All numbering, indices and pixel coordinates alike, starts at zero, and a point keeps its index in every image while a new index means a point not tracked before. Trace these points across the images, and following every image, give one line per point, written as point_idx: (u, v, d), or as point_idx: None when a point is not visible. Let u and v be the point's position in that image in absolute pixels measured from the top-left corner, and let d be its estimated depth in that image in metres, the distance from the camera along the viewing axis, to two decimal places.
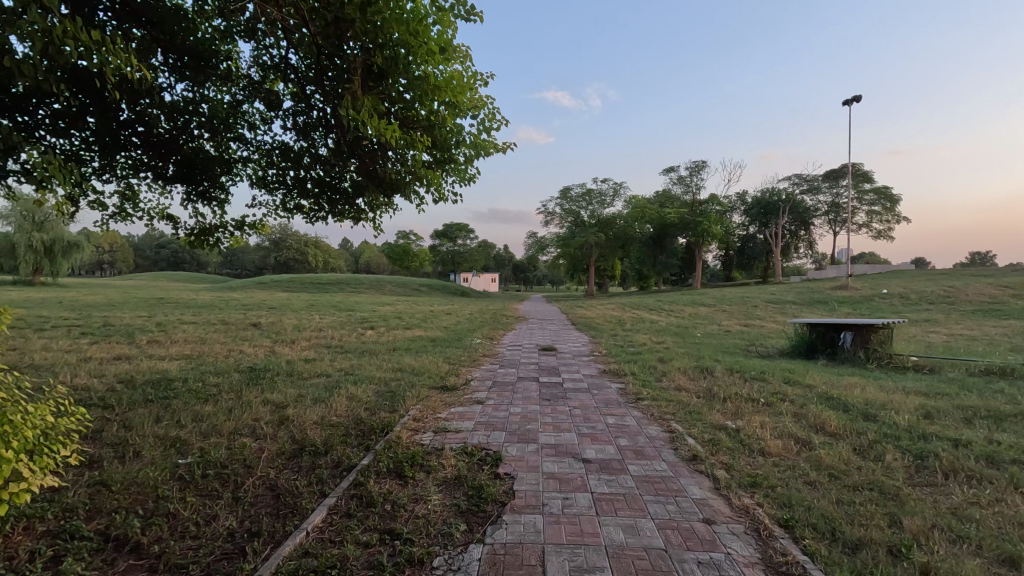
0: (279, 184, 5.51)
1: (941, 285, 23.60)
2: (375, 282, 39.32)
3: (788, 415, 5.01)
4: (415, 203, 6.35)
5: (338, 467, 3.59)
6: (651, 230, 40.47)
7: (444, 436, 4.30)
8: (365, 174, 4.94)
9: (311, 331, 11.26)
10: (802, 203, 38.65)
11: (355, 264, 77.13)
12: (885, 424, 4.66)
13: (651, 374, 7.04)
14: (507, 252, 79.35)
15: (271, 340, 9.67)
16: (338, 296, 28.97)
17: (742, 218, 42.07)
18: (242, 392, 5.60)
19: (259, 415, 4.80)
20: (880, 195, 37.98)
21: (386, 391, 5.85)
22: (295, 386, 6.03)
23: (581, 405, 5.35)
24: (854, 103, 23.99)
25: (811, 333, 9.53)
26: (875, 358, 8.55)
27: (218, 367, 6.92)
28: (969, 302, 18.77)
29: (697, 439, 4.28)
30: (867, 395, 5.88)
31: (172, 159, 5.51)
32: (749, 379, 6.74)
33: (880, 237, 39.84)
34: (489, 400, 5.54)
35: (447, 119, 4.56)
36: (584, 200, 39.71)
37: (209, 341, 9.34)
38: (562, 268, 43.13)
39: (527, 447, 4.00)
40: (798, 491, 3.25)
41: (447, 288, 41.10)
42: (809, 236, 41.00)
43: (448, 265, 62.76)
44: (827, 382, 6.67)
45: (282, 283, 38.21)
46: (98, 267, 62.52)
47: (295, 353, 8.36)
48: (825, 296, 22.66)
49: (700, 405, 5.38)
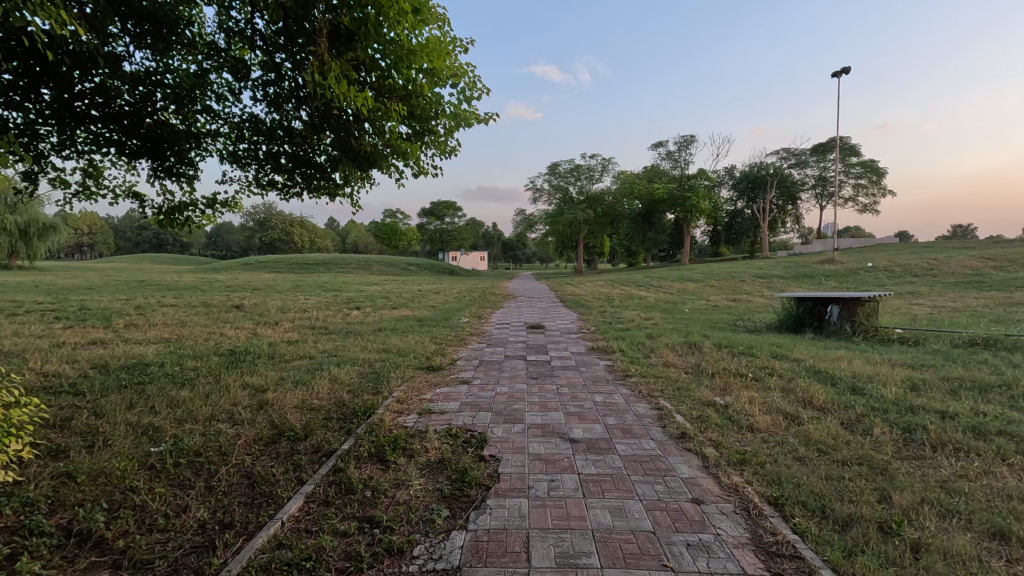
0: (251, 159, 5.24)
1: (924, 258, 23.91)
2: (362, 261, 38.86)
3: (777, 390, 4.98)
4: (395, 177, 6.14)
5: (318, 452, 3.48)
6: (639, 207, 40.33)
7: (429, 417, 4.20)
8: (342, 148, 4.70)
9: (295, 312, 11.05)
10: (790, 178, 38.63)
11: (342, 243, 76.23)
12: (873, 397, 4.65)
13: (639, 350, 6.98)
14: (496, 230, 78.92)
15: (254, 322, 9.47)
16: (324, 275, 28.58)
17: (730, 193, 42.02)
18: (220, 376, 5.43)
19: (237, 399, 4.65)
20: (867, 168, 38.08)
21: (370, 372, 5.72)
22: (276, 368, 5.88)
23: (568, 383, 5.27)
24: (843, 74, 23.65)
25: (799, 307, 9.53)
26: (861, 331, 8.58)
27: (198, 351, 6.73)
28: (952, 275, 18.99)
29: (686, 416, 4.23)
30: (854, 368, 5.88)
31: (135, 133, 5.21)
32: (737, 354, 6.72)
33: (866, 210, 40.09)
34: (475, 380, 5.44)
35: (425, 87, 4.36)
36: (572, 176, 39.33)
37: (189, 324, 9.11)
38: (551, 245, 43.02)
39: (513, 427, 3.91)
40: (788, 468, 3.20)
41: (436, 267, 40.85)
42: (797, 211, 41.14)
43: (437, 243, 62.21)
44: (814, 356, 6.66)
45: (267, 264, 37.66)
46: (77, 249, 61.00)
47: (278, 334, 8.19)
48: (811, 270, 22.78)
49: (689, 381, 5.32)
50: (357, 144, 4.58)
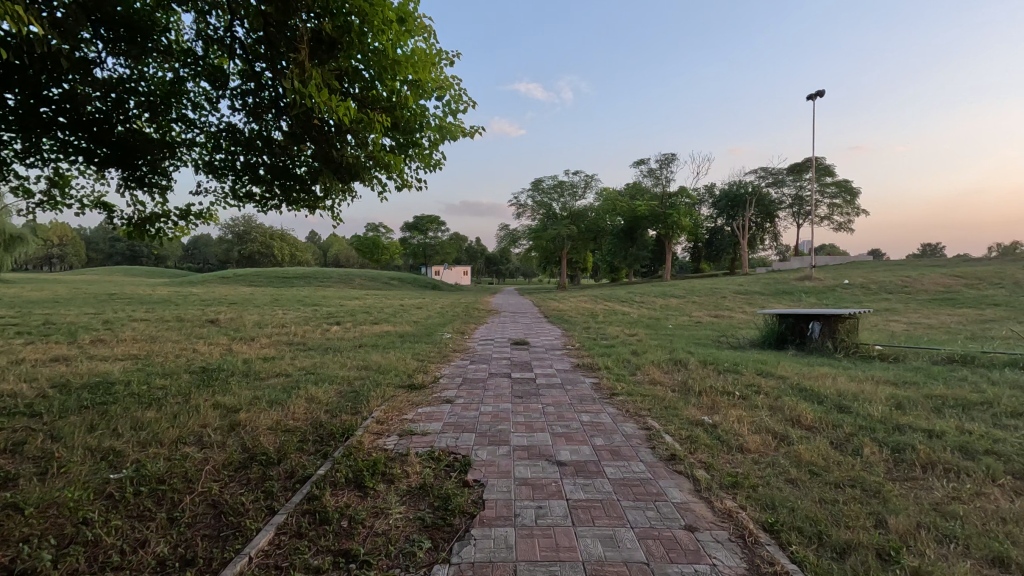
0: (228, 169, 5.07)
1: (898, 275, 24.51)
2: (343, 276, 38.32)
3: (765, 408, 4.93)
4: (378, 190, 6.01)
5: (291, 478, 3.28)
6: (622, 223, 40.71)
7: (410, 439, 4.03)
8: (324, 160, 4.58)
9: (272, 327, 10.73)
10: (768, 196, 39.49)
11: (323, 257, 75.29)
12: (860, 416, 4.62)
13: (625, 367, 6.90)
14: (480, 245, 78.93)
15: (228, 337, 9.14)
16: (304, 289, 28.09)
17: (710, 211, 42.75)
18: (190, 395, 5.18)
19: (207, 421, 4.42)
20: (842, 188, 39.18)
21: (349, 391, 5.52)
22: (250, 387, 5.63)
23: (554, 402, 5.14)
24: (818, 97, 24.34)
25: (781, 324, 9.60)
26: (842, 348, 8.64)
27: (167, 368, 6.43)
28: (924, 292, 19.46)
29: (675, 436, 4.13)
30: (838, 385, 5.88)
31: (106, 142, 5.00)
32: (723, 372, 6.67)
33: (841, 229, 41.15)
34: (458, 398, 5.28)
35: (410, 99, 4.29)
36: (555, 192, 39.60)
37: (159, 339, 8.75)
38: (534, 260, 43.09)
39: (498, 450, 3.76)
40: (781, 491, 3.12)
41: (418, 281, 40.51)
42: (774, 228, 42.01)
43: (419, 257, 61.86)
44: (799, 373, 6.66)
45: (245, 278, 36.86)
46: (46, 262, 59.05)
47: (254, 350, 7.91)
48: (790, 287, 23.13)
49: (676, 400, 5.24)
50: (339, 156, 4.45)
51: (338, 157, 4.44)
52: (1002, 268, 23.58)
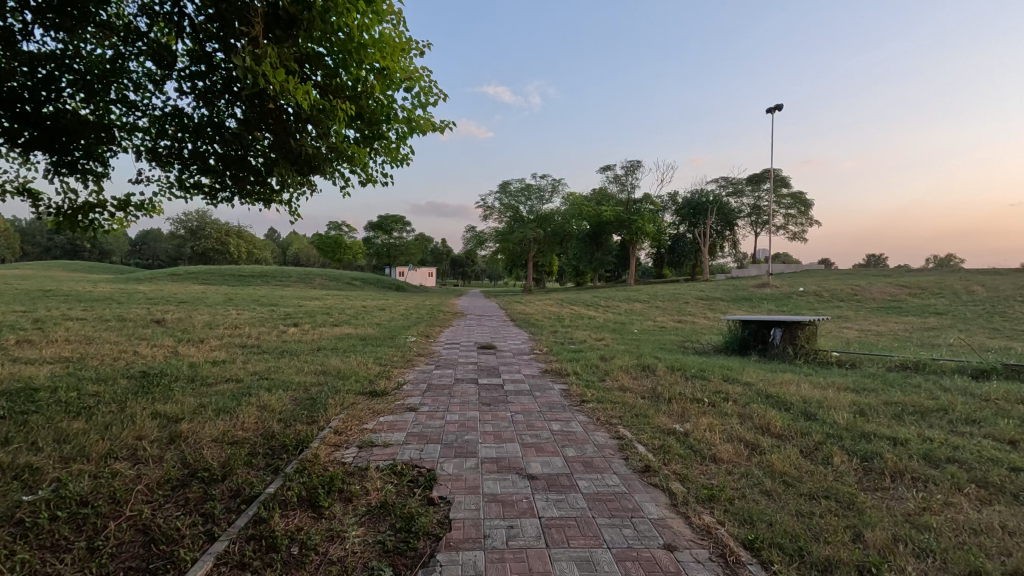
0: (173, 158, 4.67)
1: (848, 283, 25.66)
2: (303, 275, 37.09)
3: (734, 416, 4.90)
4: (341, 185, 5.69)
5: (236, 498, 2.97)
6: (588, 228, 41.09)
7: (370, 452, 3.76)
8: (283, 152, 4.26)
9: (224, 328, 10.12)
10: (728, 205, 40.71)
11: (282, 255, 72.75)
12: (826, 423, 4.65)
13: (593, 373, 6.79)
14: (446, 247, 78.23)
15: (174, 339, 8.53)
16: (260, 289, 26.94)
17: (673, 218, 43.70)
18: (126, 403, 4.72)
19: (143, 432, 4.01)
20: (796, 199, 40.86)
21: (305, 398, 5.17)
22: (196, 394, 5.21)
23: (523, 410, 4.96)
24: (776, 111, 25.30)
25: (743, 330, 9.75)
26: (802, 354, 8.85)
27: (101, 373, 5.88)
28: (873, 300, 20.39)
29: (647, 445, 4.02)
30: (802, 392, 5.94)
31: (32, 122, 4.50)
32: (691, 378, 6.66)
33: (795, 238, 42.87)
34: (423, 406, 5.03)
35: (376, 87, 4.05)
36: (522, 195, 39.54)
37: (96, 341, 8.07)
38: (500, 262, 42.96)
39: (465, 463, 3.54)
40: (757, 504, 3.04)
41: (381, 282, 39.64)
42: (733, 237, 43.37)
43: (383, 257, 60.71)
44: (764, 379, 6.72)
45: (196, 275, 35.10)
46: None
47: (202, 353, 7.39)
48: (749, 294, 23.81)
49: (646, 407, 5.15)
50: (299, 146, 4.14)
51: (297, 148, 4.13)
52: (941, 279, 25.01)
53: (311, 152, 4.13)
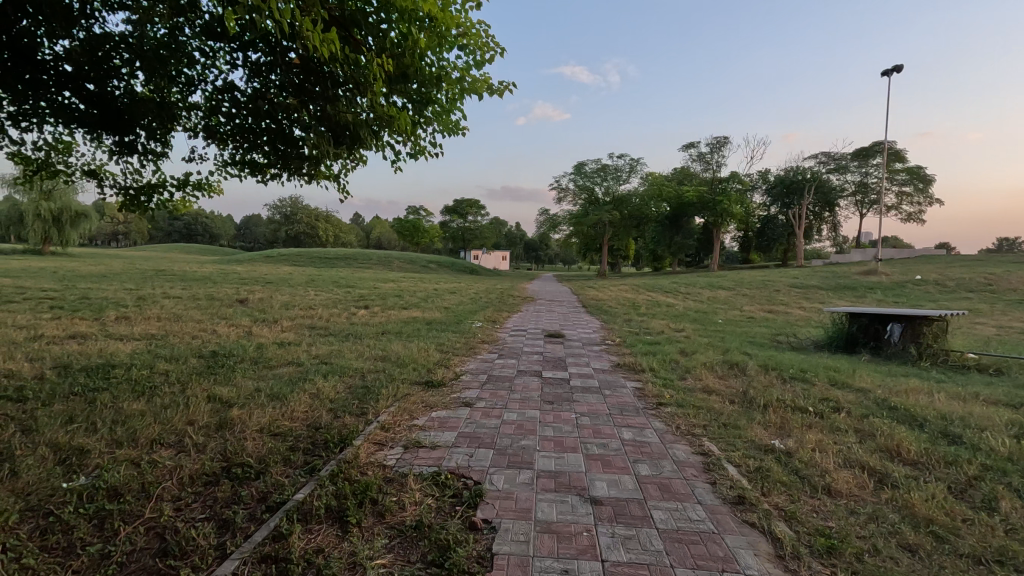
0: (226, 135, 4.51)
1: (980, 271, 22.08)
2: (382, 257, 38.45)
3: (850, 433, 4.02)
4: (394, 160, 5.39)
5: (262, 503, 2.70)
6: (667, 210, 38.93)
7: (415, 455, 3.38)
8: (329, 123, 4.02)
9: (298, 309, 10.39)
10: (828, 183, 36.76)
11: (365, 238, 76.28)
12: (979, 450, 3.66)
13: (672, 370, 6.04)
14: (519, 230, 78.16)
15: (251, 319, 8.82)
16: (340, 270, 28.11)
17: (763, 198, 40.26)
18: (187, 385, 4.73)
19: (195, 416, 3.92)
20: (913, 175, 35.99)
21: (359, 387, 4.93)
22: (255, 377, 5.16)
23: (590, 411, 4.40)
24: (894, 73, 22.14)
25: (851, 324, 8.44)
26: (929, 355, 7.46)
27: (176, 352, 6.06)
28: (1013, 292, 17.33)
29: (740, 466, 3.32)
30: (938, 405, 4.85)
31: (98, 101, 4.52)
32: (789, 380, 5.71)
33: (910, 220, 37.90)
34: (479, 401, 4.63)
35: (425, 43, 3.61)
36: (598, 176, 37.88)
37: (182, 319, 8.50)
38: (574, 246, 42.00)
39: (519, 476, 3.06)
40: (898, 565, 2.29)
41: (454, 265, 40.12)
42: (834, 218, 39.21)
43: (458, 241, 61.72)
44: (882, 386, 5.64)
45: (286, 257, 37.48)
46: (111, 238, 62.77)
47: (272, 334, 7.51)
48: (852, 281, 21.25)
49: (736, 415, 4.38)
50: (343, 116, 3.86)
51: (341, 118, 3.86)
52: None
53: (355, 122, 3.84)
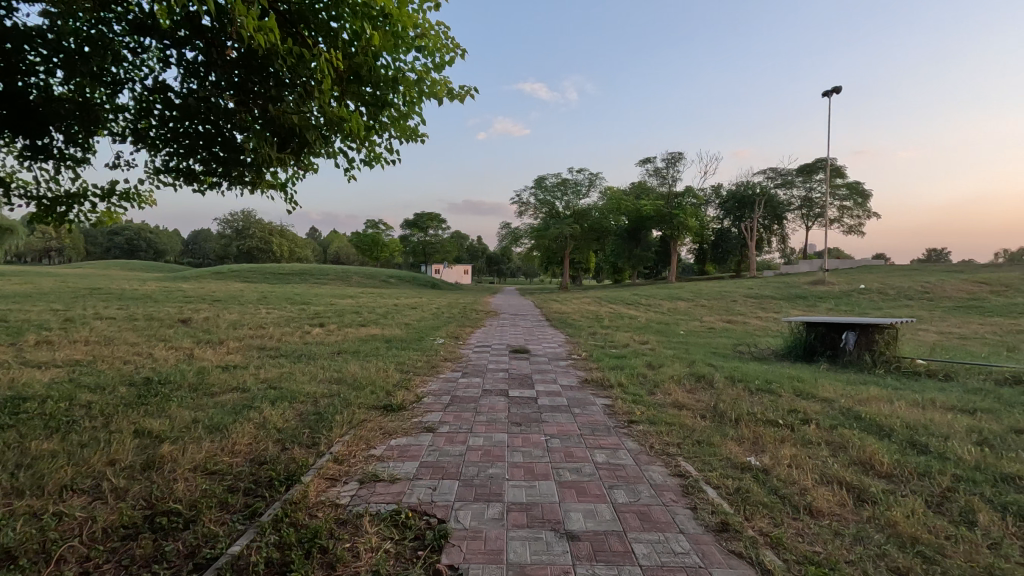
0: (157, 140, 4.10)
1: (917, 280, 23.42)
2: (340, 272, 37.28)
3: (823, 446, 3.96)
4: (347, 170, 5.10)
5: (190, 559, 2.32)
6: (626, 223, 39.68)
7: (371, 490, 3.05)
8: (272, 126, 3.71)
9: (247, 329, 9.75)
10: (776, 198, 38.51)
11: (323, 254, 74.26)
12: (948, 460, 3.65)
13: (641, 384, 5.91)
14: (481, 244, 78.05)
15: (193, 340, 8.17)
16: (294, 286, 27.02)
17: (716, 212, 41.71)
18: (111, 419, 4.20)
19: (118, 456, 3.45)
20: (853, 190, 38.17)
21: (311, 414, 4.53)
22: (192, 407, 4.66)
23: (560, 432, 4.18)
24: (833, 94, 23.44)
25: (809, 333, 8.62)
26: (883, 362, 7.67)
27: (103, 380, 5.46)
28: (948, 299, 18.43)
29: (719, 488, 3.16)
30: (901, 413, 4.89)
31: (7, 100, 4.03)
32: (757, 392, 5.68)
33: (851, 232, 40.03)
34: (442, 425, 4.33)
35: (380, 41, 3.38)
36: (558, 190, 38.30)
37: (114, 342, 7.78)
38: (536, 259, 42.14)
39: (487, 511, 2.79)
40: None
41: (415, 279, 39.42)
42: (782, 231, 40.99)
43: (419, 255, 60.90)
44: (845, 395, 5.69)
45: (237, 273, 35.80)
46: (43, 254, 58.57)
47: (216, 357, 6.93)
48: (803, 291, 22.11)
49: (709, 431, 4.26)
50: (286, 117, 3.55)
51: (283, 119, 3.55)
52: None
53: (300, 123, 3.54)
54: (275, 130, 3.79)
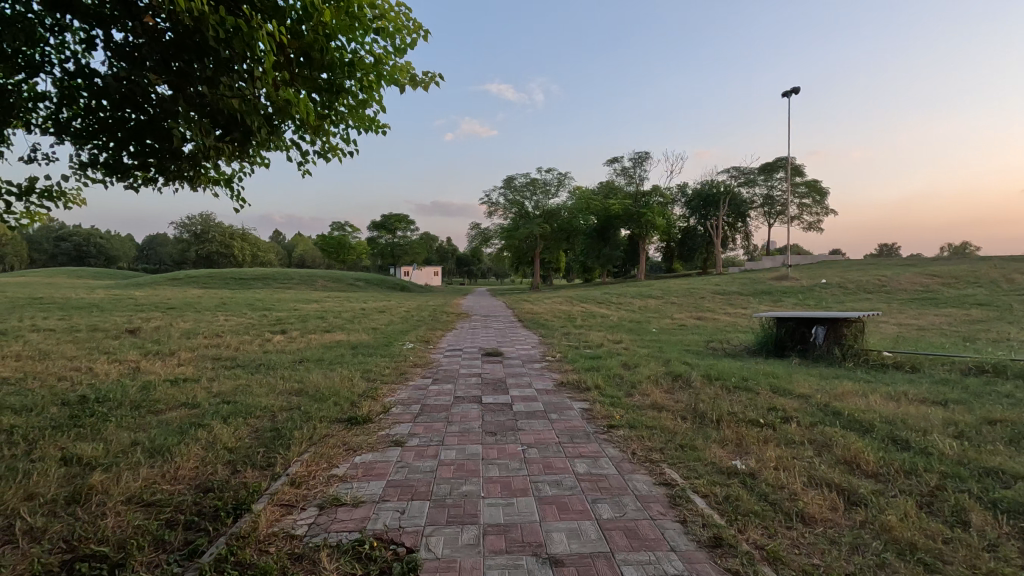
0: (85, 133, 3.67)
1: (874, 274, 24.28)
2: (304, 276, 36.10)
3: (806, 445, 3.85)
4: (301, 162, 4.76)
5: None
6: (595, 222, 39.91)
7: (331, 517, 2.74)
8: (209, 111, 3.35)
9: (202, 338, 9.15)
10: (739, 196, 39.42)
11: (287, 258, 72.18)
12: (931, 456, 3.59)
13: (618, 386, 5.75)
14: (450, 245, 77.36)
15: (141, 352, 7.58)
16: (256, 292, 26.01)
17: (683, 211, 42.44)
18: (36, 445, 3.74)
19: (38, 489, 3.02)
20: (812, 188, 39.46)
21: (268, 430, 4.16)
22: (133, 427, 4.22)
23: (538, 441, 3.96)
24: (792, 94, 24.11)
25: (779, 328, 8.67)
26: (852, 355, 7.76)
27: (32, 399, 4.93)
28: (905, 292, 19.10)
29: (707, 496, 2.99)
30: (877, 407, 4.88)
31: None
32: (734, 391, 5.59)
33: (810, 229, 41.39)
34: (412, 437, 4.04)
35: (330, 18, 3.10)
36: (528, 190, 38.25)
37: (50, 357, 7.13)
38: (507, 259, 41.92)
39: (462, 536, 2.53)
40: None
41: (384, 282, 38.57)
42: (746, 228, 42.03)
43: (388, 258, 59.85)
44: (820, 390, 5.66)
45: (195, 279, 34.24)
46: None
47: (165, 370, 6.42)
48: (768, 287, 22.62)
49: (691, 434, 4.10)
50: (223, 101, 3.20)
51: (220, 102, 3.19)
52: (972, 268, 23.60)
53: (240, 107, 3.19)
54: (213, 117, 3.43)
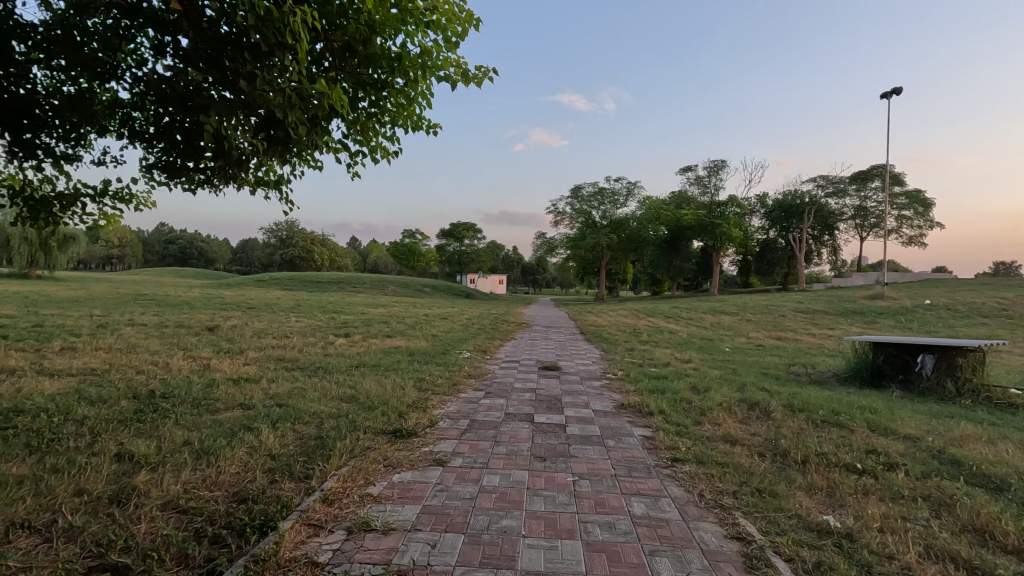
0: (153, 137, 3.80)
1: (991, 296, 21.33)
2: (375, 281, 37.48)
3: (919, 503, 3.18)
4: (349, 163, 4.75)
5: None
6: (665, 233, 38.40)
7: (355, 545, 2.52)
8: (253, 109, 3.34)
9: (271, 338, 9.50)
10: (827, 207, 36.47)
11: (361, 263, 75.65)
12: None
13: (685, 412, 5.20)
14: (516, 254, 77.74)
15: (214, 350, 7.94)
16: (329, 295, 27.24)
17: (762, 222, 39.88)
18: (97, 439, 3.86)
19: (86, 485, 3.06)
20: (913, 199, 35.71)
21: (312, 438, 4.08)
22: (188, 425, 4.28)
23: (592, 472, 3.55)
24: (893, 95, 21.90)
25: (877, 355, 7.63)
26: (968, 390, 6.65)
27: (109, 391, 5.20)
28: None
29: (793, 561, 2.47)
30: (1009, 458, 4.02)
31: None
32: (823, 426, 4.88)
33: (910, 243, 37.45)
34: (456, 457, 3.79)
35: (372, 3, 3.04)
36: (595, 200, 37.53)
37: (135, 350, 7.63)
38: (572, 269, 41.30)
39: None
40: None
41: (449, 289, 39.20)
42: (834, 241, 38.74)
43: (454, 265, 61.04)
44: (932, 431, 4.81)
45: (277, 281, 36.54)
46: (106, 262, 62.20)
47: (230, 368, 6.64)
48: (859, 306, 20.53)
49: (771, 476, 3.54)
50: (262, 96, 3.15)
51: (259, 98, 3.15)
52: None
53: (278, 102, 3.14)
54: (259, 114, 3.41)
